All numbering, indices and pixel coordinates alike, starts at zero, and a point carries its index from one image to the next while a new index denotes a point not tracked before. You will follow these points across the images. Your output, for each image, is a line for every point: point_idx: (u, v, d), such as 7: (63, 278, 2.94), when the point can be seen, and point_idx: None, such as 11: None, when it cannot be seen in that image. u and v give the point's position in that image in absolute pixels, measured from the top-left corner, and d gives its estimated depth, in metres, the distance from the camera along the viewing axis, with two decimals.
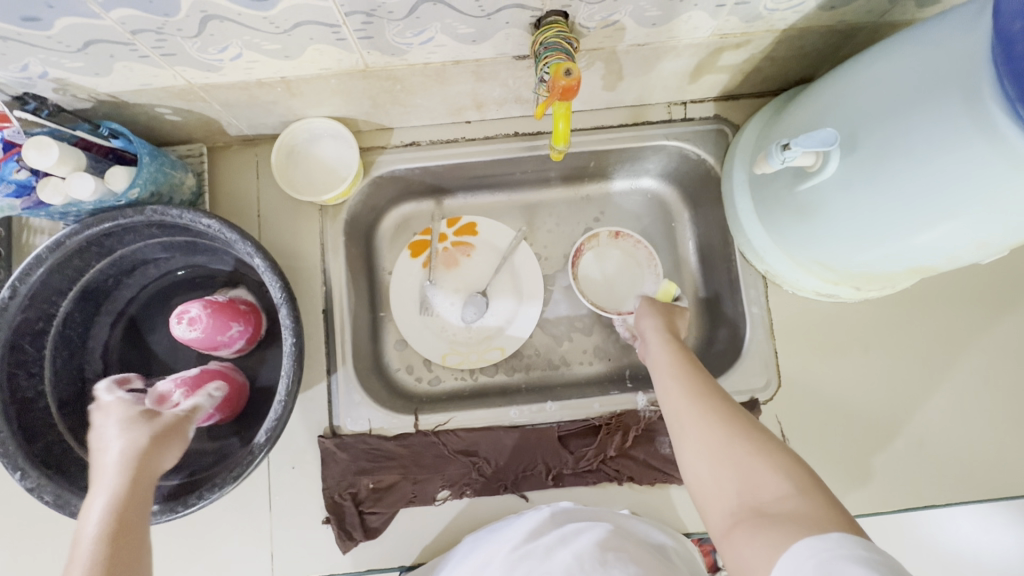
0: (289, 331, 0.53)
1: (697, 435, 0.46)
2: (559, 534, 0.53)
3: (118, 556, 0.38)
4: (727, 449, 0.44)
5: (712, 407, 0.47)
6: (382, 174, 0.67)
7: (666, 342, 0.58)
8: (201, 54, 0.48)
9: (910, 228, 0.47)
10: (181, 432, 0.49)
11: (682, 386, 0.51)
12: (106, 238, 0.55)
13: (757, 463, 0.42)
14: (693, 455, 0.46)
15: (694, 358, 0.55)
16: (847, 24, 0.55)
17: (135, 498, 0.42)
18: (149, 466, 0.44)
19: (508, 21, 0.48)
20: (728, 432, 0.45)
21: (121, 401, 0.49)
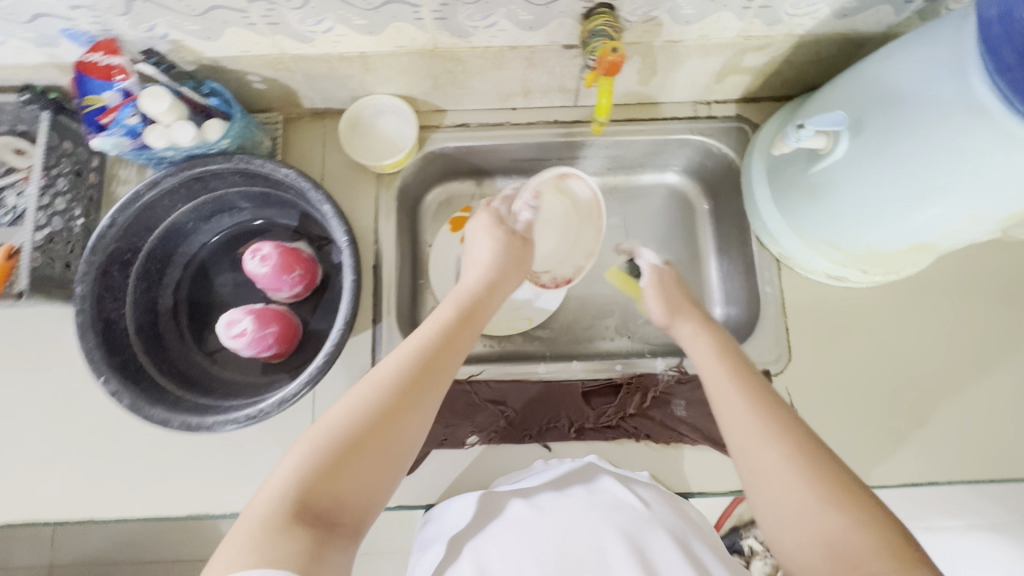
0: (350, 270, 0.59)
1: (790, 493, 0.43)
2: (625, 486, 0.58)
3: (446, 350, 0.51)
4: (804, 497, 0.42)
5: (802, 457, 0.44)
6: (434, 150, 0.75)
7: (711, 362, 0.54)
8: (300, 25, 0.56)
9: (914, 202, 0.52)
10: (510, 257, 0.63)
11: (746, 421, 0.47)
12: (196, 182, 0.63)
13: (835, 514, 0.41)
14: (767, 499, 0.44)
15: (761, 380, 0.51)
16: (857, 32, 0.62)
17: (461, 317, 0.55)
18: (493, 290, 0.60)
19: (563, 10, 0.56)
20: (803, 478, 0.43)
21: (482, 215, 0.67)
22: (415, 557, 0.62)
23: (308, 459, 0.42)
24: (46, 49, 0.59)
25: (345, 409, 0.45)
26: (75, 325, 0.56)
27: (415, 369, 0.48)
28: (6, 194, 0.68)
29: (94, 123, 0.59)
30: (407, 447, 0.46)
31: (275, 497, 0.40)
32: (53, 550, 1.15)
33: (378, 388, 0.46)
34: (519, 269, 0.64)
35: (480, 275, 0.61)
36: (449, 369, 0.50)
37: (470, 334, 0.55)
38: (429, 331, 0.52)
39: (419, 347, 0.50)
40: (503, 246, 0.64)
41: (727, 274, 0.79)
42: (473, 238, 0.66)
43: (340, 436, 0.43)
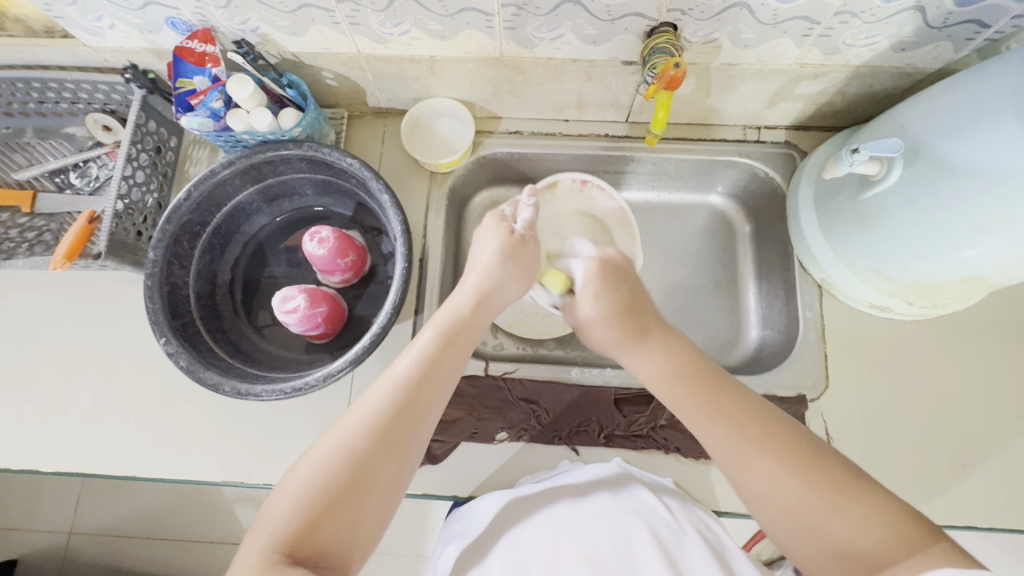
0: (401, 257, 0.60)
1: (787, 497, 0.43)
2: (662, 499, 0.58)
3: (430, 372, 0.49)
4: (810, 501, 0.42)
5: (786, 452, 0.45)
6: (486, 154, 0.78)
7: (668, 381, 0.52)
8: (380, 27, 0.60)
9: (969, 236, 0.52)
10: (520, 268, 0.59)
11: (724, 443, 0.47)
12: (266, 166, 0.67)
13: (838, 513, 0.41)
14: (768, 514, 0.44)
15: (714, 371, 0.52)
16: (913, 67, 0.64)
17: (456, 341, 0.52)
18: (492, 304, 0.57)
19: (628, 27, 0.58)
20: (794, 488, 0.43)
21: (493, 219, 0.63)
22: (441, 551, 0.65)
23: (288, 512, 0.41)
24: (147, 35, 0.65)
25: (316, 460, 0.43)
26: (144, 287, 0.60)
27: (390, 410, 0.46)
28: (90, 165, 0.75)
29: (183, 103, 0.63)
30: (390, 495, 0.44)
31: (258, 552, 0.39)
32: (75, 515, 1.17)
33: (351, 435, 0.44)
34: (519, 274, 0.59)
35: (473, 289, 0.56)
36: (428, 407, 0.47)
37: (455, 359, 0.51)
38: (409, 364, 0.49)
39: (393, 384, 0.47)
40: (501, 246, 0.59)
41: (765, 297, 0.79)
42: (478, 239, 0.62)
43: (316, 487, 0.42)
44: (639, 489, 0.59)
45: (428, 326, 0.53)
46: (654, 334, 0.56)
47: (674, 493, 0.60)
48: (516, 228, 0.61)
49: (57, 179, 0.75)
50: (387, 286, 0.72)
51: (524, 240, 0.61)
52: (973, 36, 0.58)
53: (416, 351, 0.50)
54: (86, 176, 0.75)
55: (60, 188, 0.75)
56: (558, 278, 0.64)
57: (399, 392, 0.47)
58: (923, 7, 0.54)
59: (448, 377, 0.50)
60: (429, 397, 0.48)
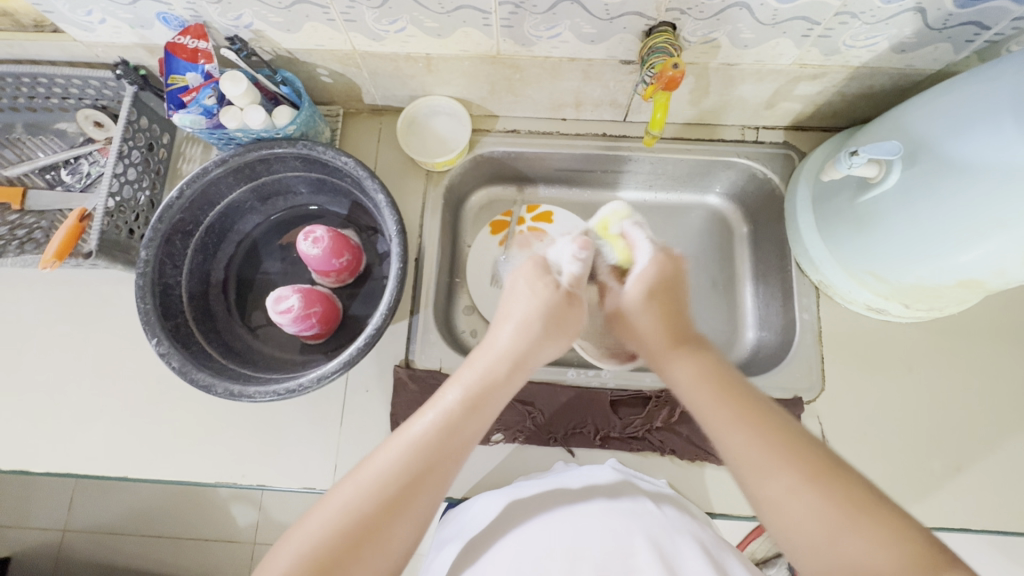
0: (396, 258, 0.60)
1: (801, 509, 0.41)
2: (652, 500, 0.59)
3: (448, 440, 0.46)
4: (824, 518, 0.40)
5: (798, 463, 0.42)
6: (483, 153, 0.77)
7: (697, 387, 0.50)
8: (375, 24, 0.59)
9: (967, 239, 0.51)
10: (561, 330, 0.56)
11: (738, 449, 0.45)
12: (260, 164, 0.66)
13: (853, 532, 0.39)
14: (778, 527, 0.42)
15: (737, 380, 0.50)
16: (912, 69, 0.64)
17: (479, 408, 0.48)
18: (526, 363, 0.53)
19: (626, 26, 0.58)
20: (812, 503, 0.40)
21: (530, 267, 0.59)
22: (434, 553, 0.64)
23: (289, 566, 0.39)
24: (139, 31, 0.64)
25: (324, 515, 0.42)
26: (136, 287, 0.59)
27: (402, 474, 0.43)
28: (81, 162, 0.75)
29: (176, 100, 0.62)
30: (393, 562, 0.42)
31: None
32: (69, 513, 1.16)
33: (359, 495, 0.42)
34: (560, 335, 0.56)
35: (510, 350, 0.52)
36: (443, 478, 0.45)
37: (476, 426, 0.47)
38: (428, 424, 0.46)
39: (410, 445, 0.45)
40: (547, 304, 0.56)
41: (762, 298, 0.79)
42: (517, 289, 0.57)
43: (319, 544, 0.40)
44: (634, 492, 0.59)
45: (454, 384, 0.49)
46: (687, 344, 0.54)
47: (671, 496, 0.61)
48: (561, 283, 0.58)
49: (48, 175, 0.74)
50: (382, 285, 0.72)
51: (572, 299, 0.58)
52: (973, 38, 0.57)
53: (435, 410, 0.47)
54: (77, 173, 0.74)
55: (50, 185, 0.74)
56: (619, 246, 0.63)
57: (414, 456, 0.44)
58: (924, 8, 0.54)
59: (467, 448, 0.46)
60: (445, 468, 0.45)
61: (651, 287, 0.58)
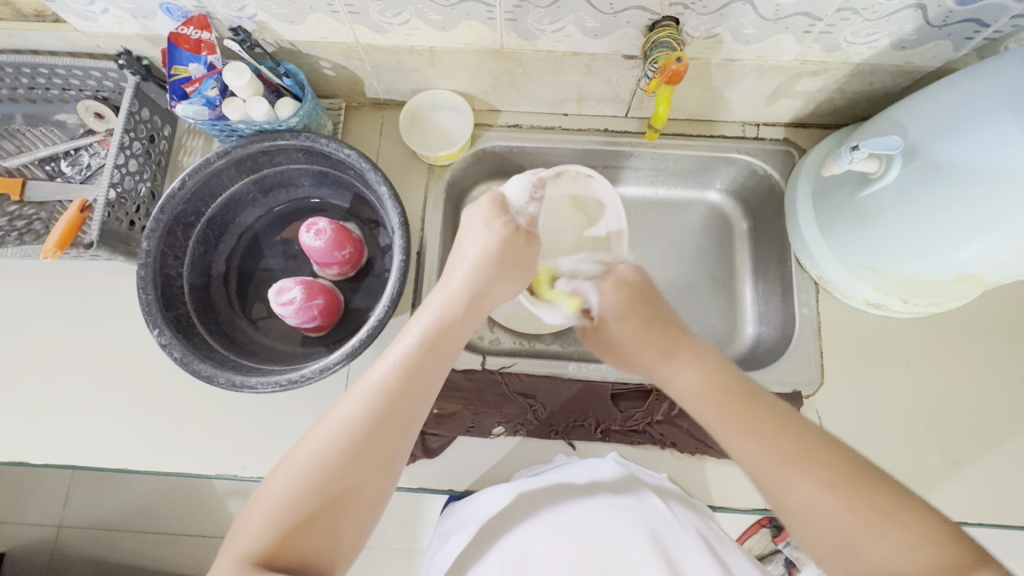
0: (399, 250, 0.60)
1: (821, 513, 0.42)
2: (657, 494, 0.58)
3: (408, 380, 0.47)
4: (847, 522, 0.41)
5: (817, 466, 0.43)
6: (485, 147, 0.77)
7: (703, 398, 0.51)
8: (379, 16, 0.60)
9: (965, 235, 0.52)
10: (513, 264, 0.58)
11: (755, 462, 0.46)
12: (262, 156, 0.66)
13: (877, 533, 0.40)
14: (804, 534, 0.43)
15: (739, 388, 0.50)
16: (911, 66, 0.64)
17: (436, 349, 0.49)
18: (479, 302, 0.54)
19: (629, 21, 0.58)
20: (834, 509, 0.42)
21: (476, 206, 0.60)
22: (437, 544, 0.65)
23: (261, 526, 0.40)
24: (142, 21, 0.63)
25: (292, 470, 0.42)
26: (137, 278, 0.59)
27: (367, 419, 0.44)
28: (81, 153, 0.74)
29: (178, 91, 0.62)
30: (370, 508, 0.43)
31: (231, 564, 0.39)
32: (65, 508, 1.15)
33: (325, 446, 0.43)
34: (515, 275, 0.58)
35: (465, 290, 0.54)
36: (411, 418, 0.46)
37: (438, 366, 0.49)
38: (388, 369, 0.47)
39: (372, 391, 0.45)
40: (502, 243, 0.57)
41: (762, 294, 0.79)
42: (471, 225, 0.58)
43: (292, 499, 0.41)
44: (638, 485, 0.59)
45: (412, 329, 0.50)
46: (685, 349, 0.55)
47: (674, 488, 0.61)
48: (518, 223, 0.59)
49: (48, 167, 0.74)
50: (384, 278, 0.72)
51: (527, 238, 0.59)
52: (972, 35, 0.58)
53: (393, 354, 0.48)
54: (77, 164, 0.74)
55: (50, 176, 0.74)
56: (575, 303, 0.64)
57: (375, 401, 0.45)
58: (925, 4, 0.54)
59: (431, 386, 0.48)
60: (407, 407, 0.46)
61: (624, 300, 0.60)
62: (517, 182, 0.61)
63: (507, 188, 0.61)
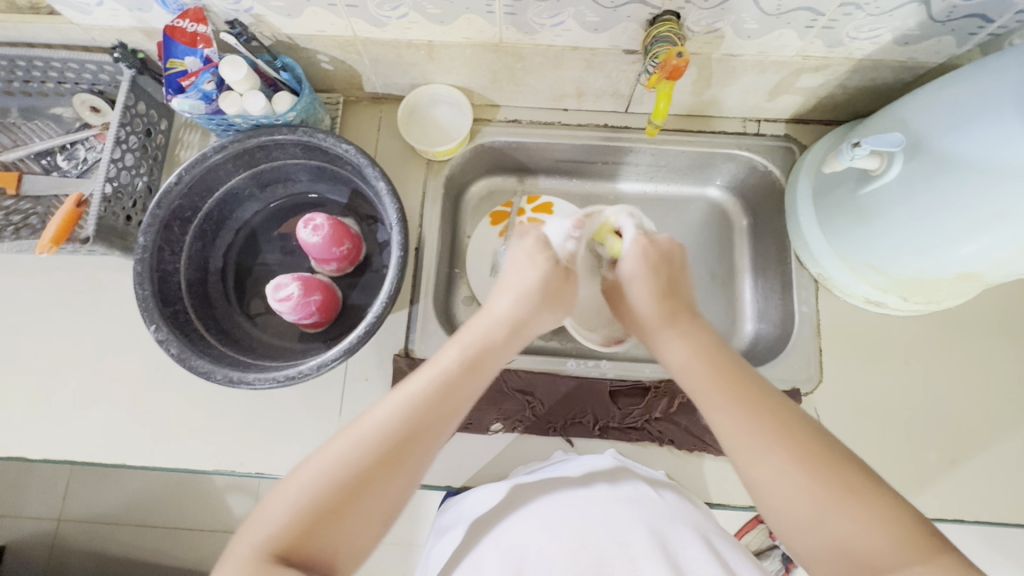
0: (397, 246, 0.59)
1: (785, 485, 0.42)
2: (651, 486, 0.59)
3: (442, 400, 0.46)
4: (815, 500, 0.41)
5: (792, 438, 0.44)
6: (484, 143, 0.77)
7: (691, 368, 0.51)
8: (377, 10, 0.59)
9: (966, 232, 0.52)
10: (557, 297, 0.57)
11: (730, 433, 0.46)
12: (259, 150, 0.65)
13: (845, 514, 0.40)
14: (768, 507, 0.44)
15: (728, 359, 0.51)
16: (914, 62, 0.64)
17: (472, 372, 0.49)
18: (520, 329, 0.54)
19: (629, 15, 0.58)
20: (800, 484, 0.42)
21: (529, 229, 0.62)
22: (433, 541, 0.65)
23: (284, 515, 0.40)
24: (137, 13, 0.63)
25: (322, 464, 0.43)
26: (134, 273, 0.58)
27: (399, 429, 0.44)
28: (77, 147, 0.74)
29: (174, 84, 0.62)
30: (389, 515, 0.43)
31: (248, 552, 0.39)
32: (64, 503, 1.15)
33: (357, 447, 0.43)
34: (557, 308, 0.57)
35: (506, 315, 0.53)
36: (441, 433, 0.46)
37: (474, 385, 0.49)
38: (425, 382, 0.47)
39: (409, 400, 0.46)
40: (547, 275, 0.56)
41: (761, 291, 0.79)
42: (517, 258, 0.58)
43: (318, 493, 0.41)
44: (633, 478, 0.60)
45: (452, 345, 0.50)
46: (680, 321, 0.55)
47: (671, 484, 0.61)
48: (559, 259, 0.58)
49: (44, 161, 0.74)
50: (382, 275, 0.71)
51: (567, 273, 0.58)
52: (975, 31, 0.58)
53: (432, 370, 0.48)
54: (73, 159, 0.74)
55: (46, 170, 0.73)
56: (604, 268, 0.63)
57: (407, 412, 0.45)
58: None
59: (461, 411, 0.47)
60: (438, 429, 0.46)
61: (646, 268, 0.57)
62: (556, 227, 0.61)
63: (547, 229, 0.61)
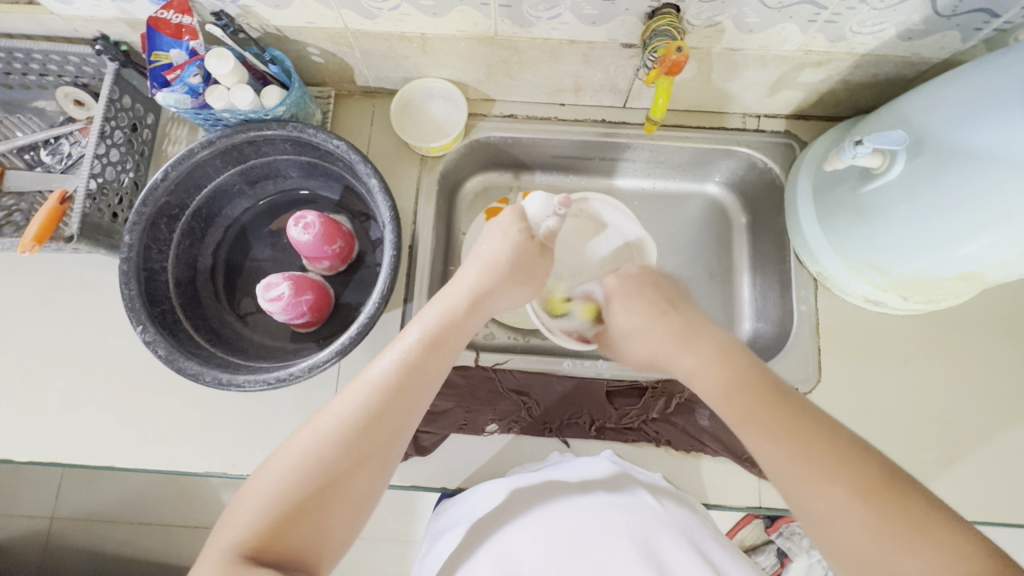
0: (390, 245, 0.58)
1: (844, 518, 0.41)
2: (650, 493, 0.57)
3: (404, 382, 0.45)
4: (876, 537, 0.40)
5: (847, 466, 0.42)
6: (479, 138, 0.75)
7: (729, 392, 0.48)
8: (368, 1, 0.57)
9: (970, 232, 0.50)
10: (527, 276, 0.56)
11: (780, 464, 0.44)
12: (248, 146, 0.64)
13: (907, 549, 0.39)
14: (828, 542, 0.42)
15: (763, 382, 0.48)
16: (918, 57, 0.62)
17: (436, 351, 0.47)
18: (485, 305, 0.52)
19: (628, 8, 0.56)
20: (861, 520, 0.41)
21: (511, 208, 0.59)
22: (429, 542, 0.65)
23: (252, 515, 0.40)
24: (120, 4, 0.61)
25: (286, 460, 0.42)
26: (120, 273, 0.57)
27: (363, 416, 0.43)
28: (61, 142, 0.72)
29: (159, 78, 0.60)
30: (363, 504, 0.42)
31: (219, 554, 0.38)
32: (56, 500, 1.14)
33: (320, 440, 0.42)
34: (525, 282, 0.56)
35: (470, 289, 0.52)
36: (406, 416, 0.45)
37: (437, 365, 0.47)
38: (387, 365, 0.46)
39: (370, 386, 0.44)
40: (516, 247, 0.55)
41: (760, 290, 0.78)
42: (489, 232, 0.57)
43: (283, 490, 0.40)
44: (632, 484, 0.58)
45: (413, 325, 0.49)
46: (707, 341, 0.52)
47: (670, 486, 0.60)
48: (537, 234, 0.57)
49: (27, 156, 0.71)
50: (375, 273, 0.70)
51: (540, 248, 0.57)
52: (981, 26, 0.56)
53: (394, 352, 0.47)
54: (57, 153, 0.72)
55: (30, 165, 0.71)
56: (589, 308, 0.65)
57: (371, 398, 0.44)
58: None
59: (427, 391, 0.46)
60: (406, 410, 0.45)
61: (630, 289, 0.59)
62: (540, 198, 0.59)
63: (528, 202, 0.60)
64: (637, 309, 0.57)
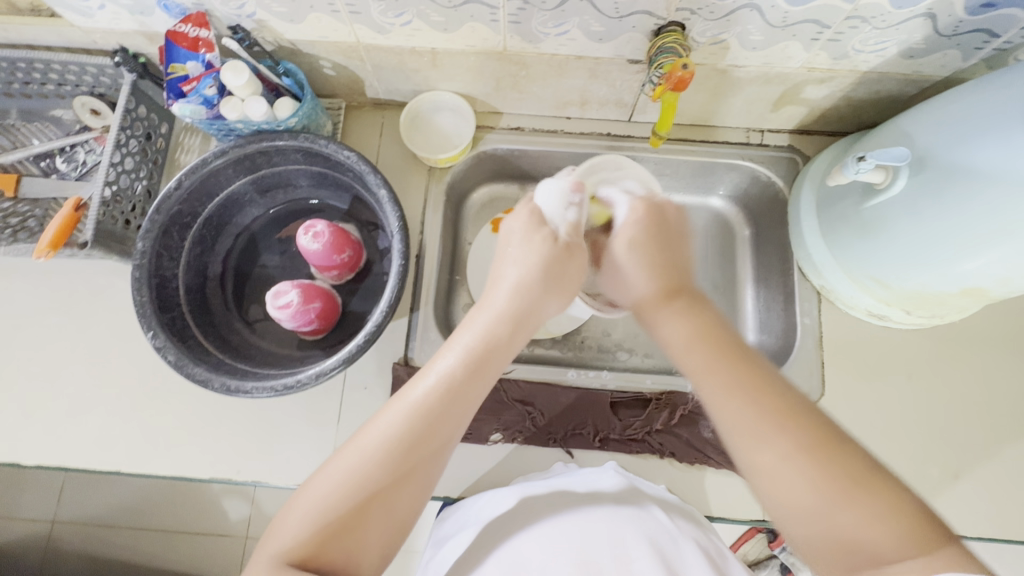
0: (398, 254, 0.58)
1: (785, 471, 0.40)
2: (660, 509, 0.57)
3: (445, 406, 0.44)
4: (818, 494, 0.39)
5: (798, 427, 0.41)
6: (486, 150, 0.76)
7: (688, 346, 0.48)
8: (380, 17, 0.58)
9: (972, 247, 0.51)
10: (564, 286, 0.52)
11: (727, 414, 0.44)
12: (260, 156, 0.65)
13: (848, 507, 0.38)
14: (765, 491, 0.42)
15: (723, 338, 0.47)
16: (920, 75, 0.63)
17: (474, 372, 0.46)
18: (524, 320, 0.50)
19: (635, 25, 0.57)
20: (805, 476, 0.40)
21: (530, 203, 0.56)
22: (431, 554, 0.64)
23: (298, 527, 0.40)
24: (139, 17, 0.62)
25: (331, 479, 0.42)
26: (132, 279, 0.58)
27: (406, 438, 0.43)
28: (77, 150, 0.73)
29: (176, 89, 0.61)
30: (401, 522, 0.43)
31: (266, 561, 0.39)
32: (58, 505, 1.15)
33: (364, 460, 0.42)
34: (561, 291, 0.52)
35: (509, 299, 0.50)
36: (447, 441, 0.44)
37: (479, 391, 0.46)
38: (429, 387, 0.45)
39: (411, 408, 0.44)
40: (546, 257, 0.52)
41: (763, 302, 0.78)
42: (515, 239, 0.54)
43: (328, 506, 0.41)
44: (640, 499, 0.58)
45: (453, 348, 0.47)
46: (681, 298, 0.51)
47: (679, 504, 0.60)
48: (559, 234, 0.53)
49: (42, 163, 0.73)
50: (382, 282, 0.71)
51: (568, 250, 0.53)
52: (982, 45, 0.57)
53: (434, 375, 0.46)
54: (72, 161, 0.73)
55: (45, 172, 0.73)
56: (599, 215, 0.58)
57: (413, 422, 0.43)
58: (935, 14, 0.53)
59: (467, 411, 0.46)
60: (447, 433, 0.44)
61: (637, 233, 0.54)
62: (553, 188, 0.54)
63: (541, 198, 0.55)
64: (647, 275, 0.53)
